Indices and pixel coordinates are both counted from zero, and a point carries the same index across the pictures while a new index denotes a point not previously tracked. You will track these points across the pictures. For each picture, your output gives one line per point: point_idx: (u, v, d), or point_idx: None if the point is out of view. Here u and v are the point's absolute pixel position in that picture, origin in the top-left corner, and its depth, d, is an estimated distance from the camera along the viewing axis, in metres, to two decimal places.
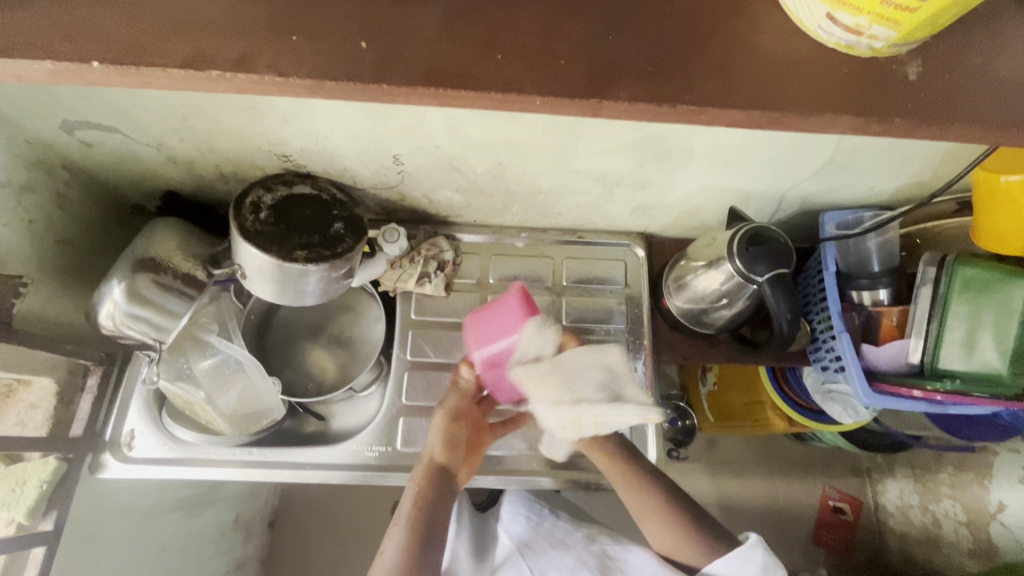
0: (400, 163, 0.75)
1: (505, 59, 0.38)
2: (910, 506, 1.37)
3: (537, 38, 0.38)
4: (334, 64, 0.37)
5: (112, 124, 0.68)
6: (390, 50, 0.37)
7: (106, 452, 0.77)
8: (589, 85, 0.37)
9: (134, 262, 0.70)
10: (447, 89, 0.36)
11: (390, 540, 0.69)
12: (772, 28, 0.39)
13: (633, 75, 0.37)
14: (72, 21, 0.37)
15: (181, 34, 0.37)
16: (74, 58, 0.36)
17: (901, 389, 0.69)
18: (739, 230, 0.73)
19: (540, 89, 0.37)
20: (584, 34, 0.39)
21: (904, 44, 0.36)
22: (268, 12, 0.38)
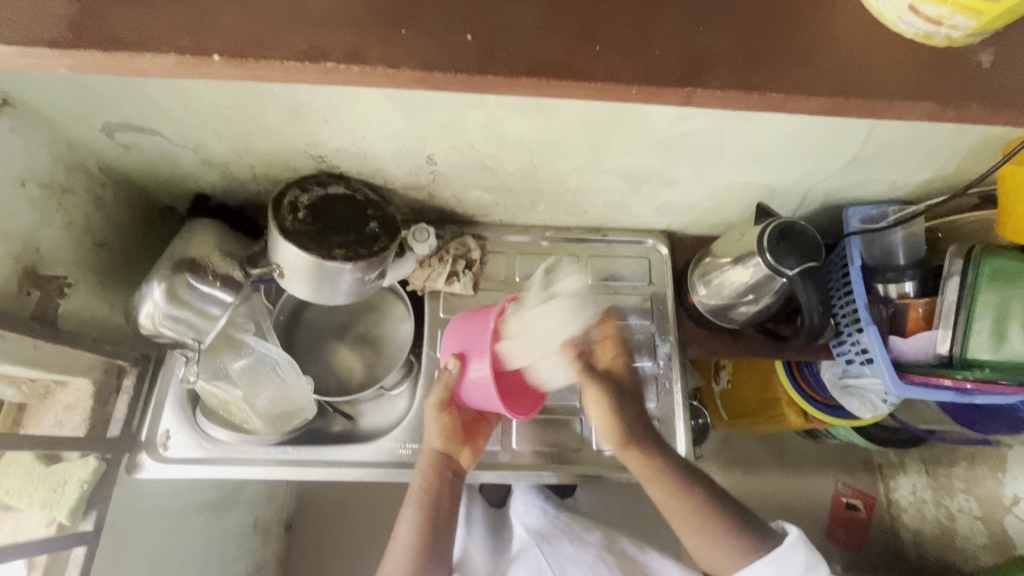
0: (432, 163, 0.76)
1: (606, 50, 0.39)
2: (924, 502, 1.38)
3: (601, 33, 0.40)
4: (418, 57, 0.38)
5: (152, 126, 0.69)
6: (473, 44, 0.38)
7: (142, 452, 0.77)
8: (665, 76, 0.38)
9: (174, 262, 0.71)
10: (519, 82, 0.38)
11: (403, 523, 0.75)
12: (822, 21, 0.41)
13: (723, 63, 0.39)
14: (153, 19, 0.38)
15: (264, 28, 0.38)
16: (164, 52, 0.37)
17: (930, 379, 0.71)
18: (767, 225, 0.74)
19: (605, 82, 0.38)
20: (642, 29, 0.40)
21: (983, 32, 0.37)
22: (335, 7, 0.39)
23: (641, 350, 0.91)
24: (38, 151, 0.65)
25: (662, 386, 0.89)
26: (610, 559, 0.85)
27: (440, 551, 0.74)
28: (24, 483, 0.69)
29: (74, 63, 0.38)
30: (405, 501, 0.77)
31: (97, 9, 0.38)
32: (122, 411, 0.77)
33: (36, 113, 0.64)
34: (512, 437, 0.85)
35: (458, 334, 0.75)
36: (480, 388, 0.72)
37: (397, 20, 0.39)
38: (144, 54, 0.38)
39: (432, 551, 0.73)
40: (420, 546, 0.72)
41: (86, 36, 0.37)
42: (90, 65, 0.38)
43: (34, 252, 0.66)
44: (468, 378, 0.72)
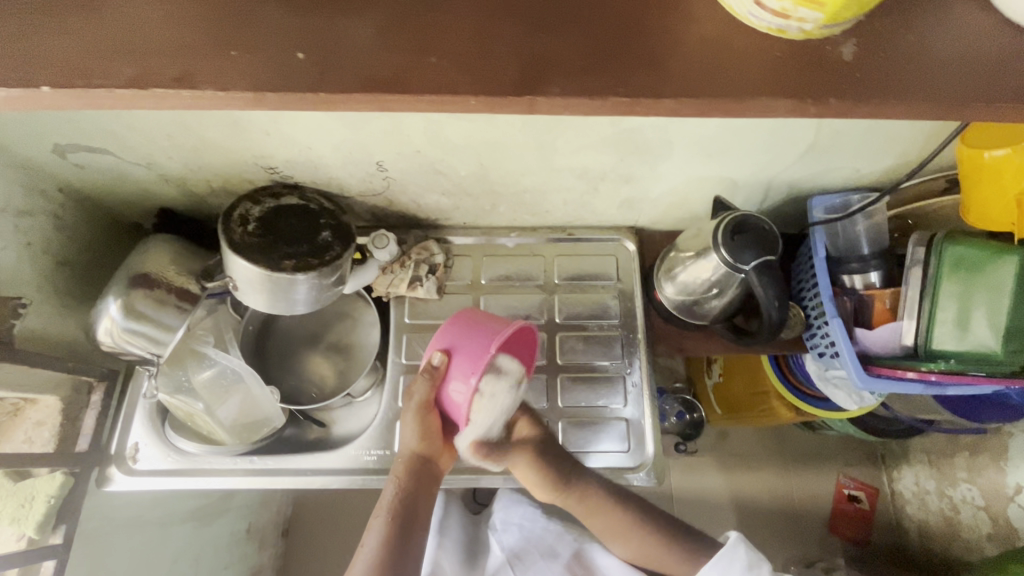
0: (383, 169, 0.76)
1: (442, 61, 0.39)
2: (927, 492, 1.34)
3: (493, 40, 0.39)
4: (272, 79, 0.37)
5: (102, 145, 0.69)
6: (303, 62, 0.38)
7: (111, 465, 0.79)
8: (502, 83, 0.38)
9: (129, 278, 0.72)
10: (363, 95, 0.37)
11: (369, 534, 0.73)
12: (717, 19, 0.40)
13: (568, 65, 0.38)
14: (41, 50, 0.38)
15: (121, 57, 0.38)
16: (41, 82, 0.37)
17: (896, 371, 0.69)
18: (723, 219, 0.73)
19: (437, 94, 0.38)
20: (514, 35, 0.39)
21: (833, 26, 0.35)
22: (222, 29, 0.39)
23: (611, 350, 0.90)
24: None
25: (631, 385, 0.88)
26: (577, 571, 0.90)
27: (407, 562, 0.71)
28: None
29: None
30: (374, 510, 0.75)
31: None
32: (91, 426, 0.79)
33: None
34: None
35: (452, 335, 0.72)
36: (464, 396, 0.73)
37: (225, 43, 0.39)
38: (26, 84, 0.38)
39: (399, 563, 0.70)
40: (387, 556, 0.70)
41: None
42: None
43: None
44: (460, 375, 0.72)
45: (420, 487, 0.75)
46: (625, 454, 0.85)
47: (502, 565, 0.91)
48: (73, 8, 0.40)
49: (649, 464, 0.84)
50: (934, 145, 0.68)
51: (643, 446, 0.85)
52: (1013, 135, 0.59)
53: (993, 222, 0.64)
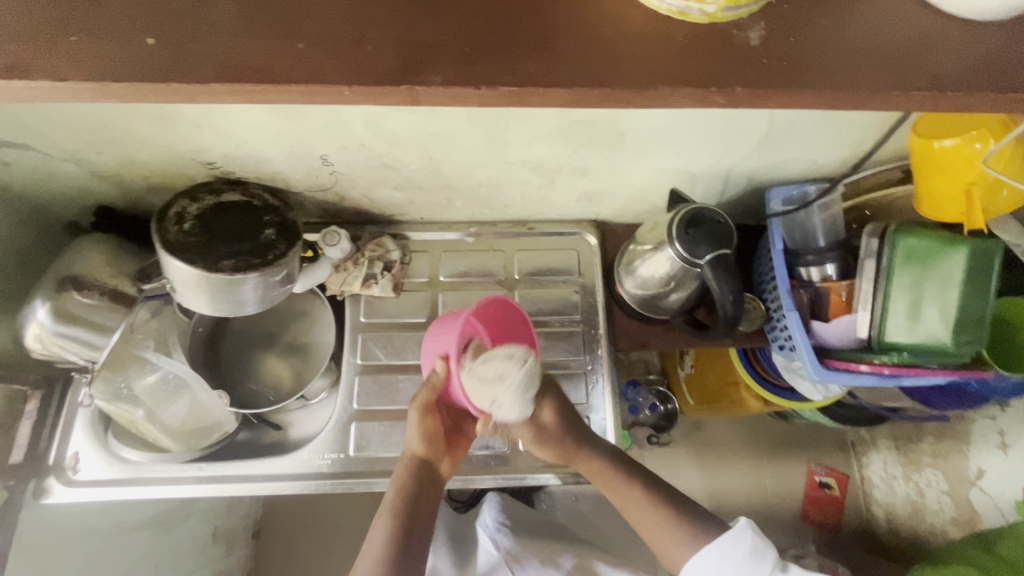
0: (329, 164, 0.73)
1: (308, 47, 0.38)
2: (894, 478, 1.36)
3: (401, 45, 0.39)
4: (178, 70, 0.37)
5: (23, 140, 0.65)
6: (154, 48, 0.38)
7: (49, 476, 0.75)
8: (379, 70, 0.38)
9: (58, 280, 0.68)
10: (228, 85, 0.37)
11: (374, 535, 0.67)
12: (616, 13, 0.41)
13: (448, 54, 0.38)
14: None
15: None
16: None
17: (849, 365, 0.68)
18: (678, 212, 0.71)
19: (312, 81, 0.37)
20: (392, 18, 0.40)
21: (734, 7, 0.38)
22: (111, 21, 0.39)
23: (573, 346, 0.88)
24: None
25: (593, 382, 0.87)
26: None
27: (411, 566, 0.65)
28: None
29: None
30: (379, 510, 0.70)
31: None
32: (25, 436, 0.75)
33: None
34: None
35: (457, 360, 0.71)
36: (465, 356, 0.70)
37: (61, 30, 0.37)
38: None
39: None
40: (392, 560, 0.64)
41: None
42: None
43: None
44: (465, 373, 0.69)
45: (423, 482, 0.71)
46: None
47: (498, 565, 0.84)
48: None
49: None
50: (877, 139, 0.68)
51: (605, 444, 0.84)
52: (960, 125, 0.59)
53: (947, 211, 0.63)
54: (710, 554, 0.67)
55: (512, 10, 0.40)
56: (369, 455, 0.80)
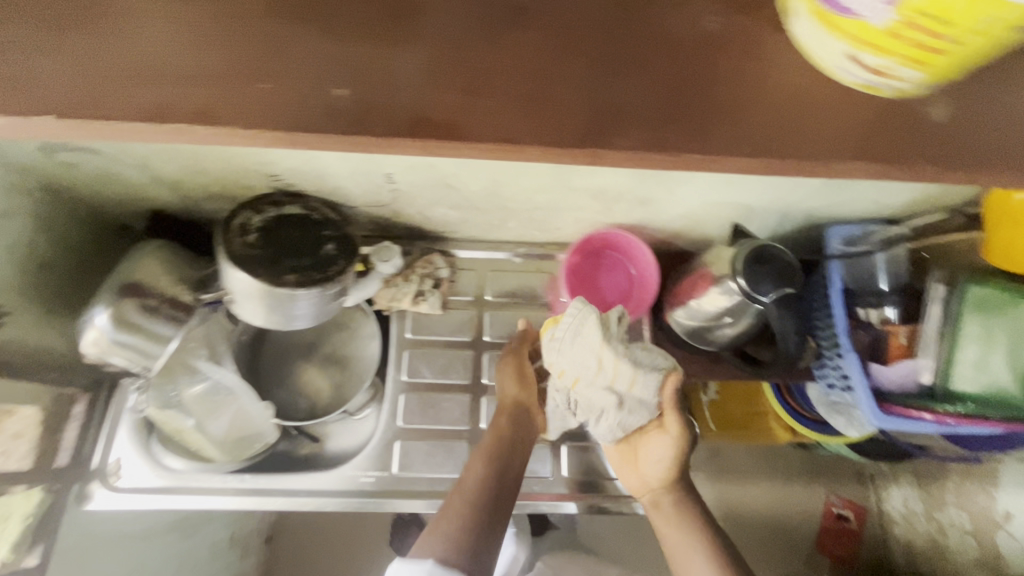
0: (392, 182, 0.73)
1: (499, 105, 0.40)
2: (914, 515, 1.29)
3: (577, 101, 0.40)
4: (348, 121, 0.39)
5: (93, 146, 0.65)
6: (346, 100, 0.39)
7: (93, 481, 0.75)
8: (571, 131, 0.39)
9: (119, 285, 0.68)
10: (420, 140, 0.38)
11: (473, 466, 0.70)
12: (775, 70, 0.42)
13: (636, 118, 0.40)
14: (100, 86, 0.38)
15: (110, 83, 0.38)
16: (37, 112, 0.37)
17: (910, 411, 0.67)
18: (742, 248, 0.71)
19: (502, 143, 0.39)
20: (577, 79, 0.41)
21: (930, 86, 0.38)
22: (256, 58, 0.39)
23: None
24: None
25: None
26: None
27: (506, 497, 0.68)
28: None
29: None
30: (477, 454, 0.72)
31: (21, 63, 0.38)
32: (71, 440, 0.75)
33: None
34: (479, 420, 0.84)
35: (581, 273, 0.87)
36: (585, 265, 0.87)
37: (251, 76, 0.39)
38: (10, 109, 0.38)
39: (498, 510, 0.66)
40: (491, 490, 0.67)
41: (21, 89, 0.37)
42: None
43: None
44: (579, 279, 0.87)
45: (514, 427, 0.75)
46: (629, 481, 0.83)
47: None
48: (72, 31, 0.39)
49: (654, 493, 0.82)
50: (959, 195, 0.67)
51: None
52: None
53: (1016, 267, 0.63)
54: None
55: (688, 75, 0.41)
56: (412, 475, 0.79)
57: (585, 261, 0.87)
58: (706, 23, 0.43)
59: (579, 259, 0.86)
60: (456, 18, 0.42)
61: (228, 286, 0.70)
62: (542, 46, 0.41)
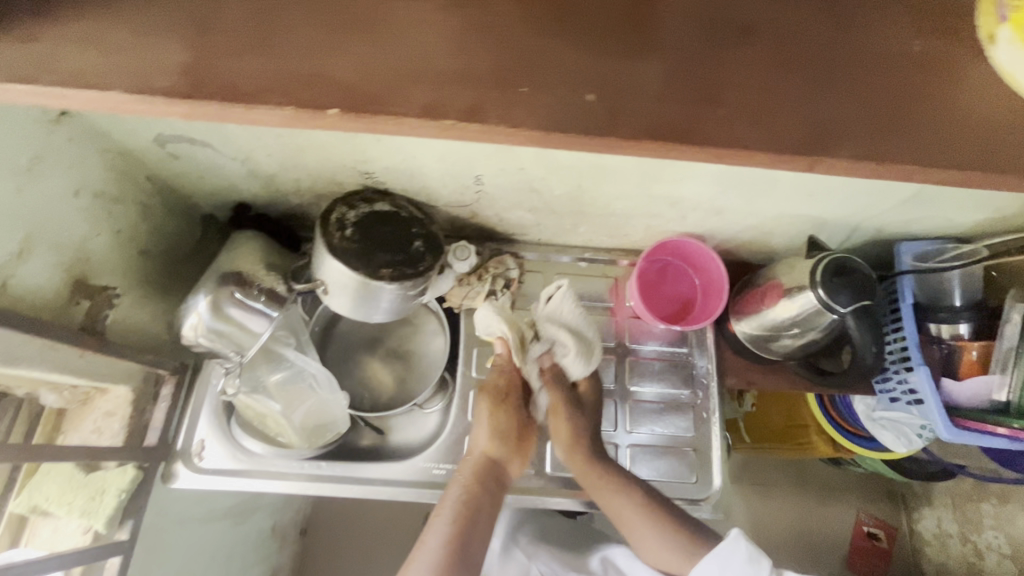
0: (480, 184, 0.75)
1: (730, 114, 0.35)
2: (948, 536, 1.26)
3: (811, 115, 0.37)
4: (542, 119, 0.34)
5: (204, 139, 0.68)
6: (590, 104, 0.35)
7: (178, 461, 0.77)
8: (784, 143, 0.36)
9: (222, 276, 0.72)
10: (654, 146, 0.34)
11: (432, 532, 0.69)
12: (969, 82, 0.39)
13: (852, 134, 0.36)
14: (296, 78, 0.34)
15: (306, 81, 0.34)
16: (204, 98, 0.34)
17: (984, 425, 0.69)
18: (821, 259, 0.73)
19: (733, 151, 0.35)
20: (795, 92, 0.36)
21: None
22: (474, 57, 0.35)
23: (679, 379, 0.89)
24: (91, 162, 0.65)
25: (700, 416, 0.88)
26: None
27: (467, 570, 0.67)
28: (63, 492, 0.68)
29: (177, 107, 0.35)
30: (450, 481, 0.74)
31: (210, 51, 0.35)
32: (159, 420, 0.77)
33: (92, 126, 0.64)
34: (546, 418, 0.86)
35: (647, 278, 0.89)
36: (652, 270, 0.89)
37: (510, 79, 0.35)
38: (179, 96, 0.35)
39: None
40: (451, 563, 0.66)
41: (210, 81, 0.34)
42: (207, 112, 0.35)
43: (86, 262, 0.65)
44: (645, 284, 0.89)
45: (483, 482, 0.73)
46: (692, 484, 0.84)
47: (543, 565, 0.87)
48: (343, 30, 0.36)
49: (716, 497, 0.83)
50: None
51: (710, 477, 0.84)
52: None
53: None
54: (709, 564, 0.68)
55: (912, 94, 0.38)
56: None
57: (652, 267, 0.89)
58: (917, 44, 0.39)
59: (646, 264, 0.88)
60: (701, 28, 0.38)
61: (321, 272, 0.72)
62: (761, 52, 0.37)
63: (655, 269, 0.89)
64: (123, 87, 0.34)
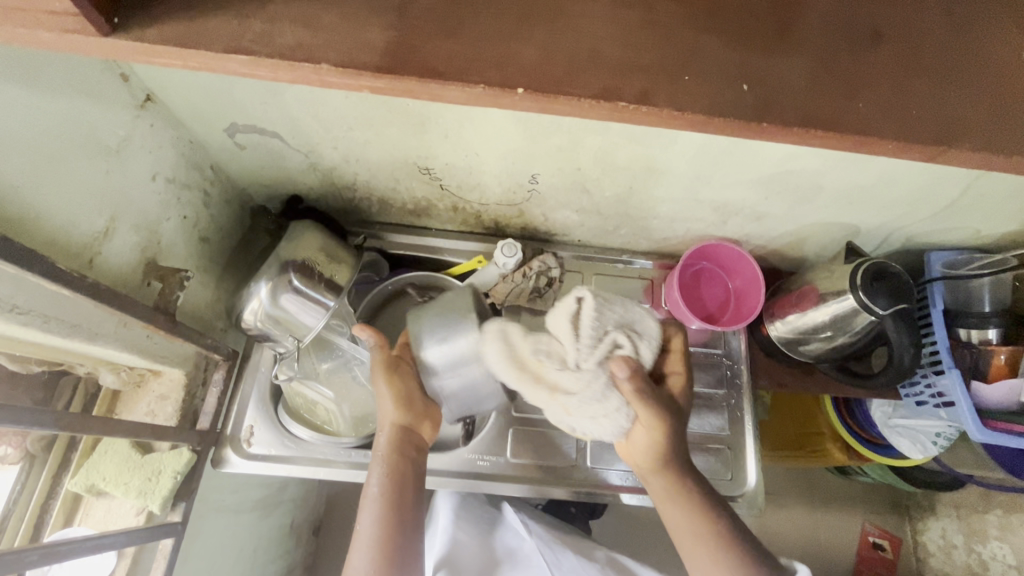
0: (534, 182, 0.78)
1: (869, 108, 0.35)
2: (953, 546, 1.23)
3: (931, 114, 0.35)
4: (705, 103, 0.34)
5: (274, 129, 0.70)
6: (749, 95, 0.35)
7: (228, 447, 0.78)
8: (917, 131, 0.35)
9: (281, 263, 0.74)
10: (808, 132, 0.34)
11: (361, 532, 0.62)
12: None
13: (977, 129, 0.35)
14: (467, 48, 0.34)
15: (455, 57, 0.34)
16: (347, 70, 0.34)
17: (1011, 426, 0.74)
18: (861, 263, 0.77)
19: (870, 138, 0.34)
20: (925, 91, 0.36)
21: None
22: (636, 47, 0.35)
23: (714, 378, 0.92)
24: (167, 148, 0.67)
25: (734, 415, 0.90)
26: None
27: (407, 562, 0.61)
28: (121, 472, 0.69)
29: (365, 87, 0.35)
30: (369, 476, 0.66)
31: (412, 33, 0.35)
32: (211, 404, 0.77)
33: (169, 112, 0.66)
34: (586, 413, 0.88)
35: (682, 278, 0.93)
36: (687, 272, 0.93)
37: (677, 66, 0.35)
38: (341, 83, 0.35)
39: (401, 558, 0.61)
40: (386, 558, 0.60)
41: (403, 59, 0.34)
42: (399, 92, 0.35)
43: (155, 244, 0.67)
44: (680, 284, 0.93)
45: (400, 453, 0.67)
46: (727, 481, 0.86)
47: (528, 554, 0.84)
48: (520, 19, 0.35)
49: (749, 494, 0.86)
50: None
51: (742, 475, 0.87)
52: None
53: None
54: None
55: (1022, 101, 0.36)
56: (525, 461, 0.84)
57: (687, 267, 0.93)
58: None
59: (683, 263, 0.92)
60: (829, 28, 0.37)
61: (430, 328, 0.67)
62: (891, 53, 0.37)
63: (690, 270, 0.93)
64: (334, 61, 0.34)
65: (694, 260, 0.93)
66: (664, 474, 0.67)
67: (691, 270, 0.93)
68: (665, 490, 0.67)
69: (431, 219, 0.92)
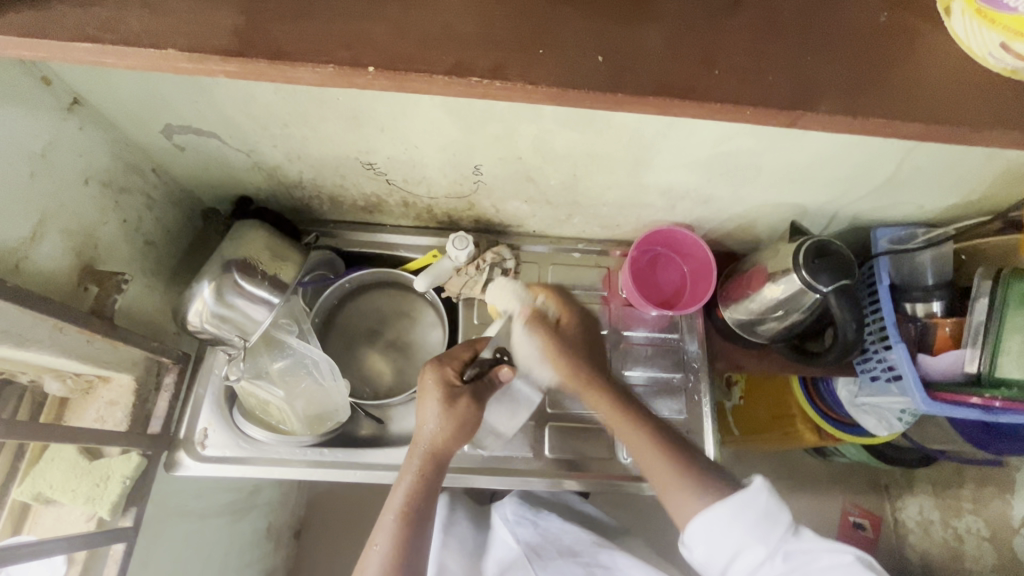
0: (478, 173, 0.78)
1: (724, 76, 0.36)
2: (930, 523, 1.23)
3: (791, 79, 0.36)
4: (559, 76, 0.35)
5: (211, 129, 0.70)
6: (603, 67, 0.35)
7: (181, 450, 0.78)
8: (777, 99, 0.36)
9: (224, 262, 0.74)
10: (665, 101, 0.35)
11: (380, 532, 0.67)
12: (932, 45, 0.39)
13: (835, 90, 0.36)
14: (324, 32, 0.35)
15: (324, 42, 0.35)
16: (218, 58, 0.34)
17: (957, 398, 0.73)
18: (804, 242, 0.77)
19: (728, 105, 0.35)
20: (785, 57, 0.37)
21: None
22: (494, 25, 0.36)
23: (671, 363, 0.93)
24: (100, 151, 0.67)
25: (692, 398, 0.91)
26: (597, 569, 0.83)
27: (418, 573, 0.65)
28: (68, 478, 0.69)
29: (233, 71, 0.35)
30: (396, 483, 0.71)
31: (270, 19, 0.35)
32: (163, 408, 0.77)
33: (100, 116, 0.66)
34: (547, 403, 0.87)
35: (636, 264, 0.91)
36: (642, 258, 0.91)
37: (535, 41, 0.35)
38: (218, 71, 0.36)
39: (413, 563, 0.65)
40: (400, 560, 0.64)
41: (260, 43, 0.35)
42: (255, 75, 0.35)
43: (91, 247, 0.67)
44: (635, 270, 0.91)
45: (434, 468, 0.71)
46: None
47: (518, 561, 0.83)
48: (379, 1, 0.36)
49: None
50: (1005, 193, 0.73)
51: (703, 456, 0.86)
52: None
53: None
54: (721, 511, 0.62)
55: (884, 68, 0.38)
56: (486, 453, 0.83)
57: (641, 253, 0.91)
58: (885, 15, 0.39)
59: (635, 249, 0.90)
60: (689, 2, 0.38)
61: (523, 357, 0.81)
62: (751, 23, 0.38)
63: (644, 255, 0.92)
64: (183, 47, 0.34)
65: (648, 245, 0.91)
66: (456, 434, 0.72)
67: (647, 256, 0.92)
68: (442, 457, 0.72)
69: (384, 216, 0.91)
